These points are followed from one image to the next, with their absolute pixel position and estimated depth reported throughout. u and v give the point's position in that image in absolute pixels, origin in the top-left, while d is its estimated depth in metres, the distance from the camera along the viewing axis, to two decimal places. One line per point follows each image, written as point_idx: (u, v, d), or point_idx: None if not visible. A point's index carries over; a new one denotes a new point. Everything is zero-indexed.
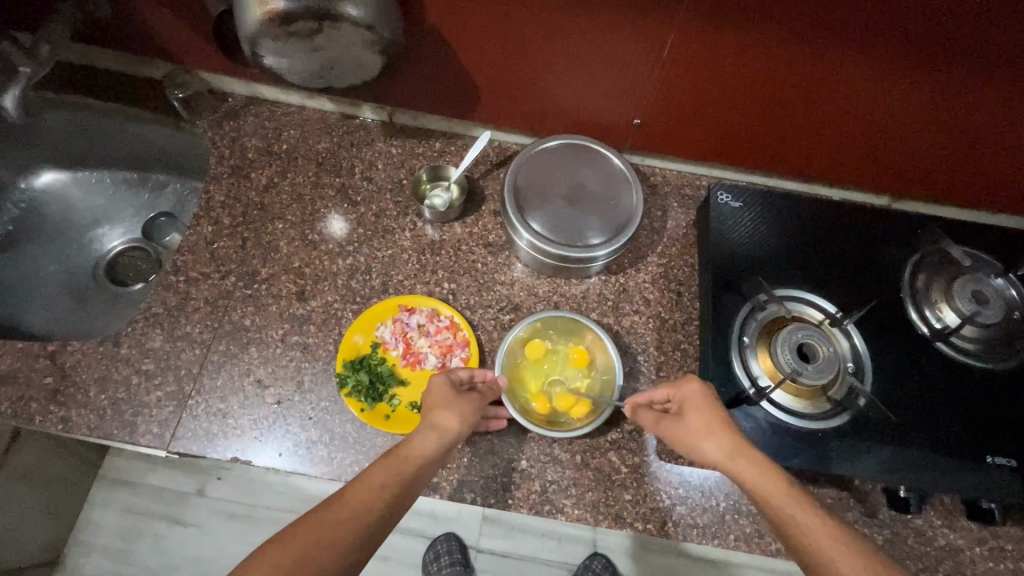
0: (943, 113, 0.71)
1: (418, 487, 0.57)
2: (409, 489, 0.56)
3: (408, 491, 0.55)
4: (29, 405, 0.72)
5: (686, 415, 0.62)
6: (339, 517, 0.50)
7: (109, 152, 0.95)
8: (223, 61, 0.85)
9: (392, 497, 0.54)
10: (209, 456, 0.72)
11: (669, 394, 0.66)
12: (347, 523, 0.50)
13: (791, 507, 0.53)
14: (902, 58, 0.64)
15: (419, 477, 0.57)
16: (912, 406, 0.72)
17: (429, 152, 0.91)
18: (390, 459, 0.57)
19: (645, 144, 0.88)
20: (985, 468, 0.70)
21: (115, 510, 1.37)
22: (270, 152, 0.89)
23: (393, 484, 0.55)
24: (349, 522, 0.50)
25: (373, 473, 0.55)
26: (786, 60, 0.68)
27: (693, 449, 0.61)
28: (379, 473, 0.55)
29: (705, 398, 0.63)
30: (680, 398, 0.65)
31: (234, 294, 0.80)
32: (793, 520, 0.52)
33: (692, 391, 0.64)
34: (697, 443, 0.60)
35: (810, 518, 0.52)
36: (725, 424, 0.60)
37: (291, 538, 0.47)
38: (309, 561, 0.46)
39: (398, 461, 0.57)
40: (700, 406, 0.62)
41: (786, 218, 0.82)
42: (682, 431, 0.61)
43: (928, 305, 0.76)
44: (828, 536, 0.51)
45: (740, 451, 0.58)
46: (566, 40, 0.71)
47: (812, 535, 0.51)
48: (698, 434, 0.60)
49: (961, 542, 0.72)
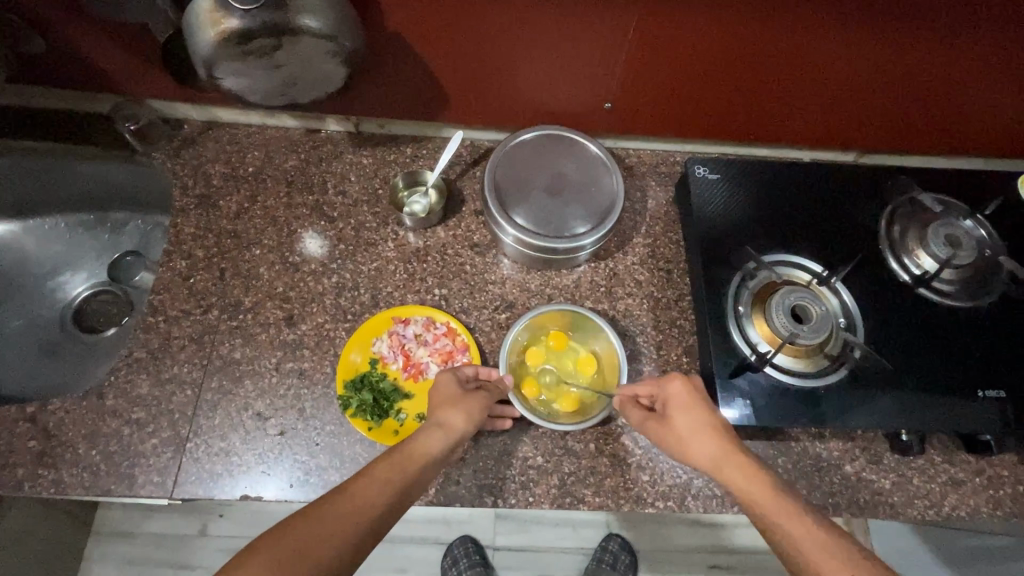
0: (901, 67, 0.73)
1: (419, 486, 0.56)
2: (410, 491, 0.55)
3: (410, 489, 0.55)
4: (15, 471, 0.68)
5: (671, 416, 0.64)
6: (341, 510, 0.50)
7: (61, 195, 0.90)
8: (174, 88, 0.81)
9: (394, 493, 0.53)
10: (217, 497, 0.69)
11: (653, 392, 0.68)
12: (349, 518, 0.49)
13: (779, 513, 0.54)
14: (856, 16, 0.66)
15: (420, 478, 0.56)
16: (903, 353, 0.75)
17: (402, 158, 0.89)
18: (392, 456, 0.56)
19: (617, 127, 0.88)
20: (977, 403, 0.73)
21: (115, 563, 1.32)
22: (236, 176, 0.86)
23: (395, 481, 0.54)
24: (351, 517, 0.49)
25: (376, 469, 0.54)
26: (749, 32, 0.69)
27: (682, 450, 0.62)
28: (382, 469, 0.54)
29: (691, 395, 0.65)
30: (668, 399, 0.65)
31: (220, 327, 0.77)
32: (781, 527, 0.53)
33: (676, 390, 0.65)
34: (685, 443, 0.62)
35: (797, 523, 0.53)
36: (714, 426, 0.62)
37: (293, 530, 0.47)
38: (308, 555, 0.45)
39: (403, 460, 0.56)
40: (686, 404, 0.64)
41: (763, 185, 0.83)
42: (671, 431, 0.64)
43: (907, 254, 0.78)
44: (817, 543, 0.51)
45: (728, 455, 0.59)
46: (531, 32, 0.70)
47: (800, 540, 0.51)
48: (687, 435, 0.62)
49: (962, 475, 0.75)
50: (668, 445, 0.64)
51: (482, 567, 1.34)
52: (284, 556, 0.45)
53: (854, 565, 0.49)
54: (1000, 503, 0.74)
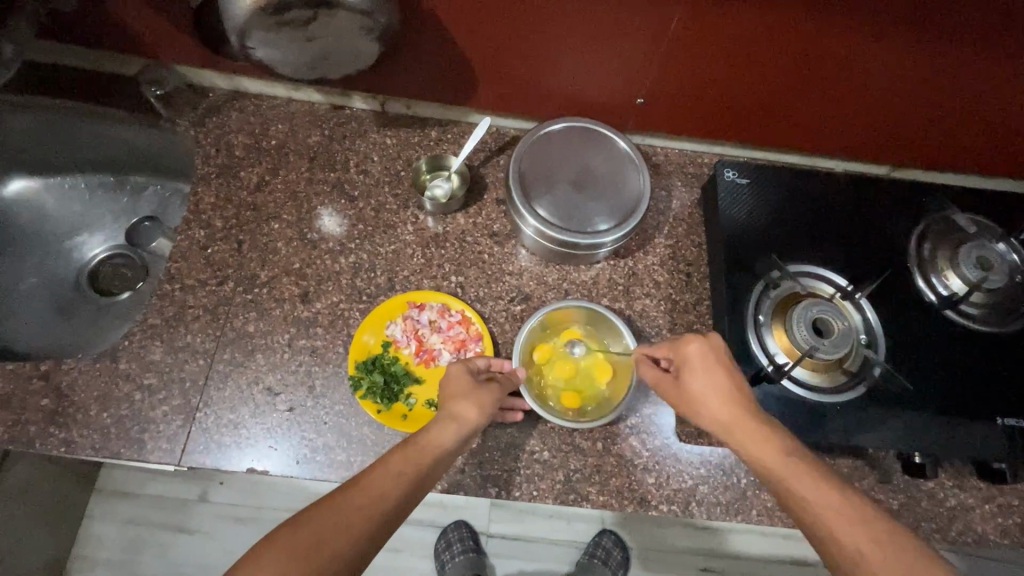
0: (948, 84, 0.71)
1: (433, 478, 0.56)
2: (424, 481, 0.55)
3: (423, 482, 0.54)
4: (27, 429, 0.69)
5: (687, 381, 0.63)
6: (355, 502, 0.50)
7: (82, 156, 0.88)
8: (202, 55, 0.80)
9: (408, 486, 0.53)
10: (223, 468, 0.70)
11: (671, 355, 0.66)
12: (363, 510, 0.49)
13: (792, 476, 0.54)
14: (902, 31, 0.64)
15: (433, 471, 0.56)
16: (923, 375, 0.73)
17: (426, 141, 0.88)
18: (406, 449, 0.56)
19: (647, 123, 0.86)
20: (995, 430, 0.72)
21: (116, 521, 1.34)
22: (258, 148, 0.85)
23: (409, 473, 0.54)
24: (366, 509, 0.50)
25: (390, 460, 0.54)
26: (791, 39, 0.67)
27: (695, 411, 0.62)
28: (396, 460, 0.54)
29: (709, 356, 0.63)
30: (681, 360, 0.64)
31: (235, 299, 0.77)
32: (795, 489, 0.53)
33: (692, 352, 0.64)
34: (700, 406, 0.62)
35: (815, 490, 0.52)
36: (732, 393, 0.61)
37: (309, 522, 0.47)
38: (322, 547, 0.46)
39: (416, 452, 0.56)
40: (704, 365, 0.63)
41: (791, 192, 0.82)
42: (685, 396, 0.63)
43: (935, 273, 0.77)
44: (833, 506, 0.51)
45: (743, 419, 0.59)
46: (568, 20, 0.68)
47: (822, 511, 0.51)
48: (700, 399, 0.61)
49: (972, 500, 0.74)
50: (682, 406, 0.64)
51: (476, 554, 1.35)
52: (301, 546, 0.45)
53: (870, 529, 0.50)
54: (1008, 531, 0.73)
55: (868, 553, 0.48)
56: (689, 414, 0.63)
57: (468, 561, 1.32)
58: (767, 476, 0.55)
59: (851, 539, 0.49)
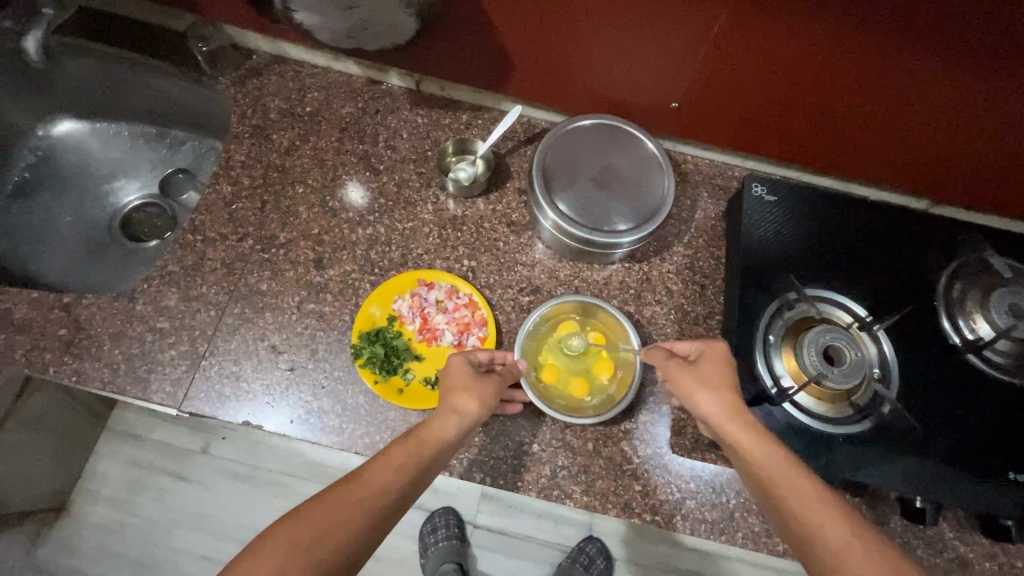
0: (998, 124, 0.68)
1: (433, 471, 0.56)
2: (424, 474, 0.54)
3: (424, 474, 0.54)
4: (43, 354, 0.72)
5: (701, 364, 0.63)
6: (355, 495, 0.49)
7: (128, 106, 0.93)
8: (249, 16, 0.82)
9: (409, 478, 0.53)
10: (220, 418, 0.72)
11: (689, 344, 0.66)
12: (362, 503, 0.49)
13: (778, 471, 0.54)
14: (946, 70, 0.62)
15: (433, 463, 0.56)
16: (936, 418, 0.70)
17: (456, 124, 0.88)
18: (410, 439, 0.56)
19: (680, 129, 0.85)
20: (1007, 487, 0.68)
21: (121, 460, 1.39)
22: (293, 113, 0.87)
23: (411, 465, 0.54)
24: (365, 503, 0.49)
25: (391, 453, 0.54)
26: (828, 63, 0.66)
27: (689, 398, 0.61)
28: (397, 453, 0.54)
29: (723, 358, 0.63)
30: (702, 350, 0.65)
31: (252, 257, 0.79)
32: (779, 483, 0.53)
33: (713, 348, 0.64)
34: (696, 394, 0.61)
35: (796, 479, 0.53)
36: (733, 388, 0.61)
37: (309, 516, 0.47)
38: (325, 541, 0.46)
39: (418, 444, 0.56)
40: (716, 365, 0.63)
41: (820, 215, 0.79)
42: (687, 381, 0.62)
43: (963, 316, 0.74)
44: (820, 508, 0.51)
45: (737, 415, 0.59)
46: (607, 21, 0.68)
47: (807, 512, 0.51)
48: (701, 384, 0.61)
49: (972, 556, 0.71)
50: (677, 389, 0.63)
51: (459, 542, 1.36)
52: (302, 540, 0.45)
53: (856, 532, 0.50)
54: None
55: (853, 550, 0.48)
56: (682, 400, 0.63)
57: (450, 548, 1.33)
58: (755, 473, 0.55)
59: (836, 537, 0.49)
